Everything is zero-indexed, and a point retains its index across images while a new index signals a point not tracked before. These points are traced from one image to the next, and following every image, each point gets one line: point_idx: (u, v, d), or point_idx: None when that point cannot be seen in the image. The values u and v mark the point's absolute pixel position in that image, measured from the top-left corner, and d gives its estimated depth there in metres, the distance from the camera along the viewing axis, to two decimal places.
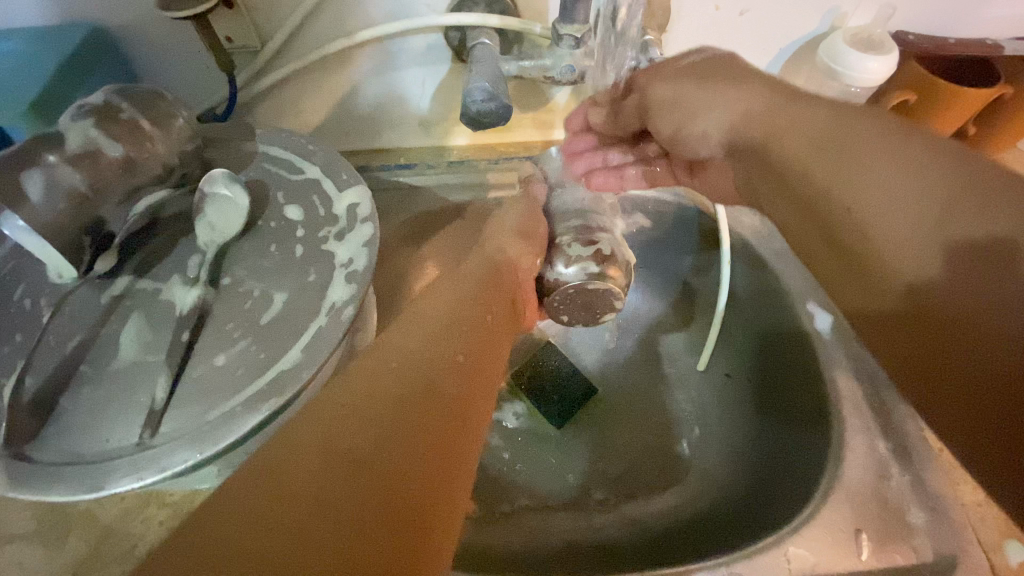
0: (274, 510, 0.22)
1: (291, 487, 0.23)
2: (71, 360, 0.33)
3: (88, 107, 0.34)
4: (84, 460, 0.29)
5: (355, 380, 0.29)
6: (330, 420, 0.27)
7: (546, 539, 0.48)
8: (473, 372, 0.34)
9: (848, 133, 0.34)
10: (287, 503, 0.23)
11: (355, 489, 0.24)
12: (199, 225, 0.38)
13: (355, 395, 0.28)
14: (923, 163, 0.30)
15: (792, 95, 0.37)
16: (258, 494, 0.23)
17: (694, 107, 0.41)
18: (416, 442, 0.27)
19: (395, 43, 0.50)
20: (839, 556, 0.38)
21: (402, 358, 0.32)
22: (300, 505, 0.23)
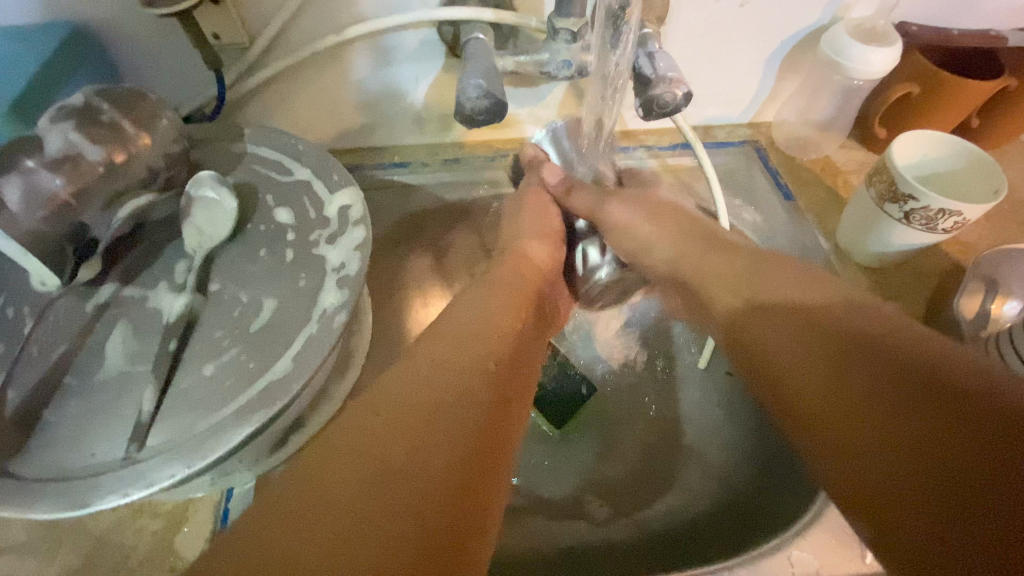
0: (309, 518, 0.23)
1: (324, 497, 0.24)
2: (57, 371, 0.32)
3: (68, 108, 0.33)
4: (70, 475, 0.29)
5: (385, 395, 0.29)
6: (361, 433, 0.27)
7: (547, 542, 0.48)
8: (505, 385, 0.33)
9: (760, 276, 0.40)
10: (322, 510, 0.24)
11: (383, 504, 0.24)
12: (186, 229, 0.37)
13: (387, 410, 0.28)
14: (822, 291, 0.36)
15: (707, 244, 0.45)
16: (296, 497, 0.24)
17: (641, 236, 0.48)
18: (448, 455, 0.27)
19: (387, 39, 0.49)
20: (842, 560, 0.38)
21: (431, 371, 0.31)
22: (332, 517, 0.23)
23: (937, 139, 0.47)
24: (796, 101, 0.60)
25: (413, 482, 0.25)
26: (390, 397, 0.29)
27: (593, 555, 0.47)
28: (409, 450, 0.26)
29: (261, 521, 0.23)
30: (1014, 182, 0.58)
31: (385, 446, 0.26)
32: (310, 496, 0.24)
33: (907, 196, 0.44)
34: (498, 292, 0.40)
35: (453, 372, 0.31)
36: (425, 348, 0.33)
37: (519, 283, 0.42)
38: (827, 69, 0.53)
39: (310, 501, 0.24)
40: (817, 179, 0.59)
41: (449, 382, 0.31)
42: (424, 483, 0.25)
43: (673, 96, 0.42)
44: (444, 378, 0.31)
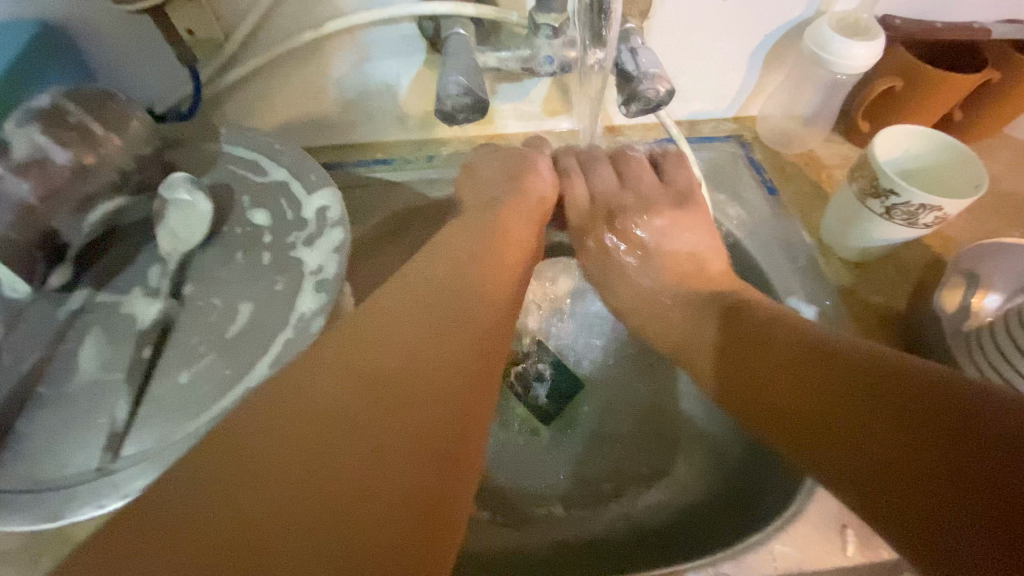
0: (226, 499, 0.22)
1: (260, 487, 0.23)
2: (29, 379, 0.32)
3: (34, 110, 0.32)
4: (43, 487, 0.28)
5: (313, 371, 0.27)
6: (282, 415, 0.25)
7: (539, 539, 0.48)
8: (474, 355, 0.31)
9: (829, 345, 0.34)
10: (259, 510, 0.22)
11: (330, 492, 0.23)
12: (160, 233, 0.36)
13: (325, 389, 0.26)
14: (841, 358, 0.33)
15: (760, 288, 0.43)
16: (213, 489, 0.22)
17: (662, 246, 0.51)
18: (395, 441, 0.25)
19: (367, 34, 0.48)
20: (824, 553, 0.39)
21: (389, 347, 0.29)
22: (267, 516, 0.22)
23: (917, 135, 0.47)
24: (781, 95, 0.59)
25: (363, 477, 0.24)
26: (338, 379, 0.27)
27: (577, 550, 0.47)
28: (354, 439, 0.25)
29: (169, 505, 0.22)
30: (996, 175, 0.58)
31: (324, 430, 0.25)
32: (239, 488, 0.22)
33: (888, 192, 0.44)
34: (456, 259, 0.37)
35: (417, 351, 0.29)
36: (387, 304, 0.32)
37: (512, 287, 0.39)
38: (812, 63, 0.53)
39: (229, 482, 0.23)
40: (801, 173, 0.59)
41: (410, 361, 0.29)
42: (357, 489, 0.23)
43: (656, 92, 0.42)
44: (403, 363, 0.28)
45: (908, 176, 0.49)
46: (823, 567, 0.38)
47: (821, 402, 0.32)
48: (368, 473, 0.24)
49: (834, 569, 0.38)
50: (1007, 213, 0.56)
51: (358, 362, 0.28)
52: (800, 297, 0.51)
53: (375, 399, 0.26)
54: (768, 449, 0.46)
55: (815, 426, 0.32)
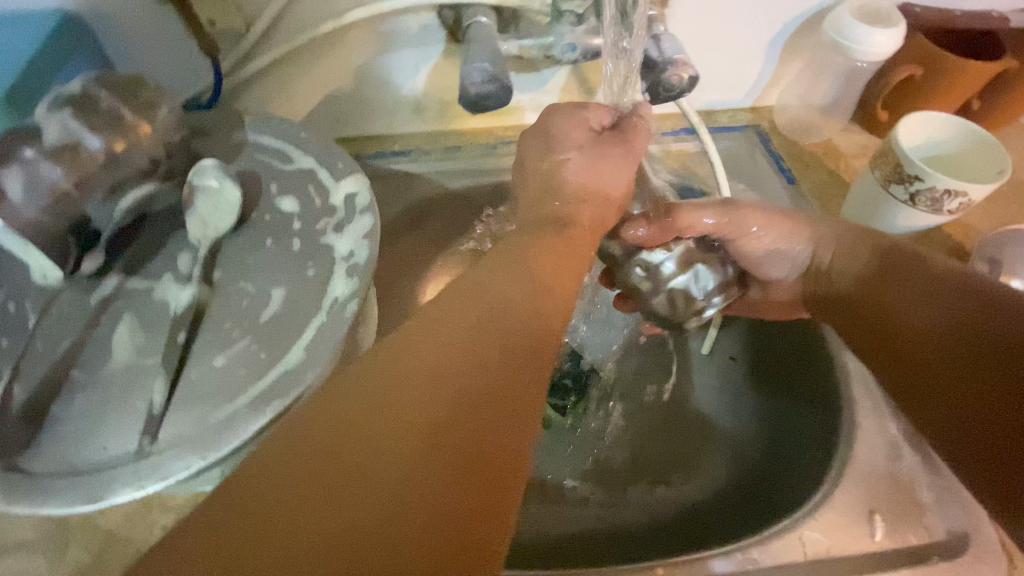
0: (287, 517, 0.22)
1: (323, 506, 0.22)
2: (63, 365, 0.32)
3: (66, 96, 0.33)
4: (85, 470, 0.28)
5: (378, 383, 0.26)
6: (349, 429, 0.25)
7: (561, 528, 0.48)
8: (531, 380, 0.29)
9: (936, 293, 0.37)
10: (300, 522, 0.22)
11: (367, 510, 0.22)
12: (189, 219, 0.36)
13: (390, 402, 0.26)
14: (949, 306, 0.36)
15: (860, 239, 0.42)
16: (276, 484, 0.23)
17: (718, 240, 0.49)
18: (451, 464, 0.24)
19: (388, 24, 0.48)
20: (854, 539, 0.38)
21: (449, 358, 0.28)
22: (309, 526, 0.22)
23: (942, 121, 0.47)
24: (799, 85, 0.59)
25: (401, 495, 0.23)
26: (400, 391, 0.26)
27: (600, 539, 0.47)
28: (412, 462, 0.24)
29: (237, 502, 0.22)
30: (1014, 165, 0.58)
31: (387, 448, 0.24)
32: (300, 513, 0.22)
33: (913, 178, 0.44)
34: (525, 257, 0.35)
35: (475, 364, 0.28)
36: (445, 309, 0.31)
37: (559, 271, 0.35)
38: (831, 52, 0.53)
39: (292, 495, 0.23)
40: (820, 163, 0.59)
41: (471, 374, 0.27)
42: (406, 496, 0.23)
43: (680, 79, 0.42)
44: (454, 364, 0.28)
45: (932, 163, 0.49)
46: (853, 553, 0.38)
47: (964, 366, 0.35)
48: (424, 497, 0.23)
49: (864, 555, 0.38)
50: None
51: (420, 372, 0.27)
52: None
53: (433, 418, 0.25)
54: (799, 445, 0.47)
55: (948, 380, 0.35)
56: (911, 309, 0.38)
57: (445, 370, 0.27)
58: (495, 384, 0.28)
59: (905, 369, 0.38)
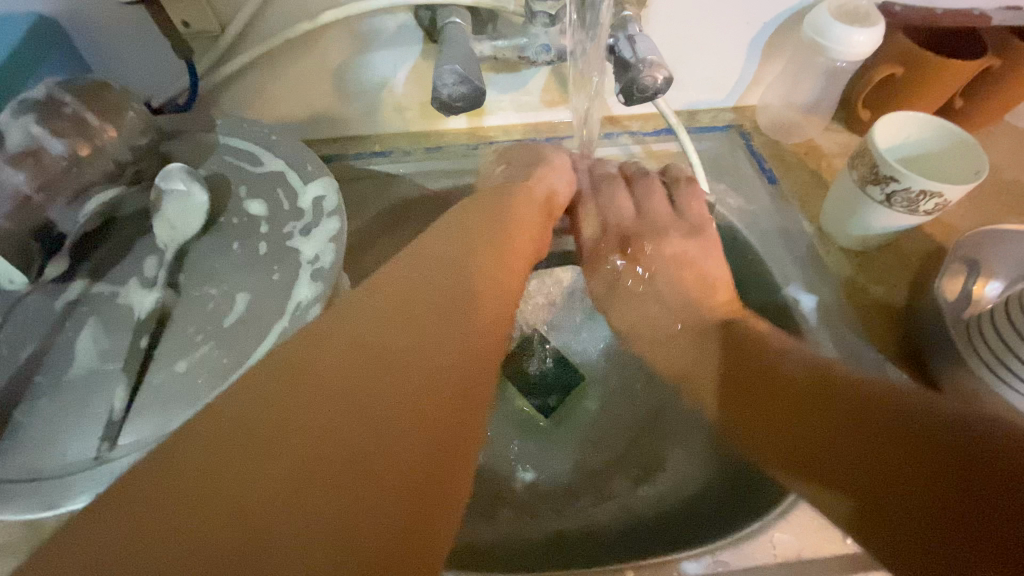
0: (226, 463, 0.22)
1: (262, 455, 0.23)
2: (26, 370, 0.32)
3: (30, 101, 0.33)
4: (42, 476, 0.28)
5: (324, 345, 0.27)
6: (294, 384, 0.25)
7: (537, 532, 0.47)
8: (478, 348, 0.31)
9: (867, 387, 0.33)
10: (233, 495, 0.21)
11: (305, 487, 0.22)
12: (157, 224, 0.36)
13: (335, 362, 0.27)
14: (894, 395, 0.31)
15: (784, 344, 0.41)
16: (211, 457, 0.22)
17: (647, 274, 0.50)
18: (398, 425, 0.25)
19: (363, 24, 0.48)
20: (825, 539, 0.39)
21: (397, 327, 0.29)
22: (241, 500, 0.21)
23: (921, 122, 0.47)
24: (780, 84, 0.59)
25: (343, 472, 0.23)
26: (346, 353, 0.27)
27: (573, 537, 0.46)
28: (358, 416, 0.25)
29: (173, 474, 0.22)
30: (997, 165, 0.58)
31: (329, 403, 0.25)
32: (238, 463, 0.22)
33: (888, 178, 0.44)
34: (476, 249, 0.37)
35: (422, 335, 0.29)
36: (392, 284, 0.32)
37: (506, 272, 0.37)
38: (811, 51, 0.53)
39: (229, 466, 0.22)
40: (801, 162, 0.59)
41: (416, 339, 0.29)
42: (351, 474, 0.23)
43: (653, 80, 0.41)
44: (409, 351, 0.28)
45: (909, 163, 0.49)
46: (823, 555, 0.38)
47: (889, 448, 0.29)
48: (366, 447, 0.24)
49: (835, 557, 0.38)
50: (1007, 201, 0.55)
51: (365, 338, 0.28)
52: (798, 286, 0.51)
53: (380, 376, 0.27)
54: None
55: (896, 477, 0.28)
56: (910, 405, 0.30)
57: (391, 338, 0.29)
58: (448, 353, 0.29)
59: (852, 486, 0.30)
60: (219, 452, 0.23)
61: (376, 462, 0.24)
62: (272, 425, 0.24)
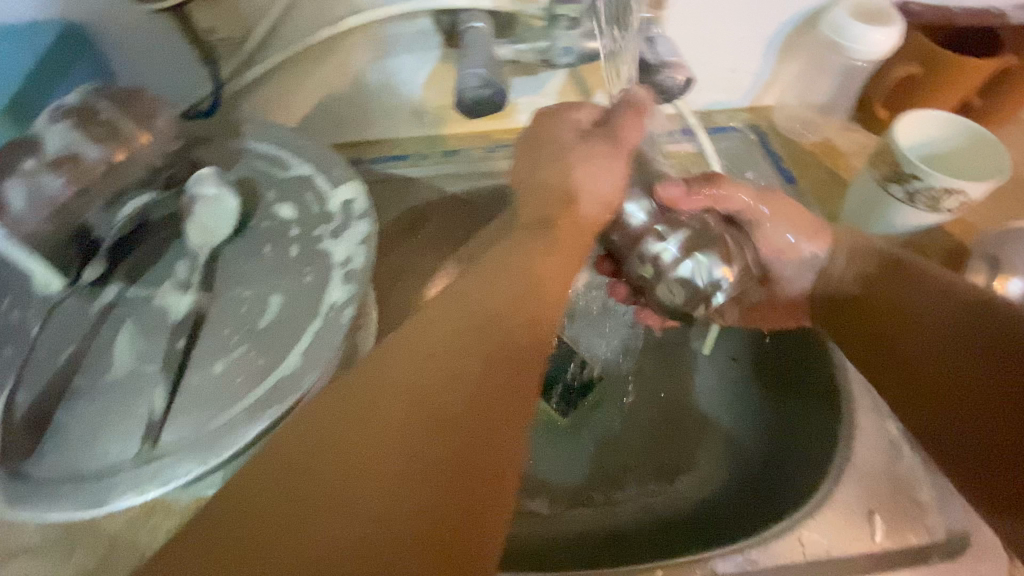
0: (282, 519, 0.23)
1: (316, 518, 0.23)
2: (65, 372, 0.32)
3: (66, 108, 0.33)
4: (84, 475, 0.29)
5: (374, 377, 0.27)
6: (341, 432, 0.25)
7: (563, 532, 0.47)
8: (525, 394, 0.30)
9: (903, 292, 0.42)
10: (297, 529, 0.22)
11: (368, 519, 0.23)
12: (189, 227, 0.36)
13: (385, 414, 0.26)
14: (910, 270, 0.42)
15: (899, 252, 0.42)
16: (272, 492, 0.23)
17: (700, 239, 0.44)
18: (449, 452, 0.25)
19: (385, 30, 0.48)
20: (855, 539, 0.38)
21: (441, 366, 0.28)
22: (303, 534, 0.22)
23: (940, 120, 0.47)
24: (796, 84, 0.59)
25: (400, 503, 0.24)
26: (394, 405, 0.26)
27: (600, 539, 0.46)
28: (406, 467, 0.24)
29: (246, 501, 0.23)
30: (1016, 162, 0.58)
31: (373, 472, 0.24)
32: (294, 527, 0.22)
33: (910, 176, 0.44)
34: (526, 255, 0.36)
35: (465, 350, 0.29)
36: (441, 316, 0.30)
37: (553, 277, 0.36)
38: (828, 51, 0.53)
39: (294, 500, 0.23)
40: (819, 162, 0.59)
41: (465, 386, 0.28)
42: (410, 507, 0.24)
43: (674, 80, 0.43)
44: (453, 369, 0.28)
45: (929, 161, 0.49)
46: (852, 553, 0.38)
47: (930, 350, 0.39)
48: (417, 504, 0.24)
49: (864, 555, 0.38)
50: None
51: (408, 371, 0.27)
52: None
53: (429, 431, 0.26)
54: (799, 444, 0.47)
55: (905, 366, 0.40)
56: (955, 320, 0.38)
57: (433, 379, 0.27)
58: (494, 366, 0.29)
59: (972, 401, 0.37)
60: (266, 499, 0.23)
61: (424, 518, 0.24)
62: (325, 483, 0.24)
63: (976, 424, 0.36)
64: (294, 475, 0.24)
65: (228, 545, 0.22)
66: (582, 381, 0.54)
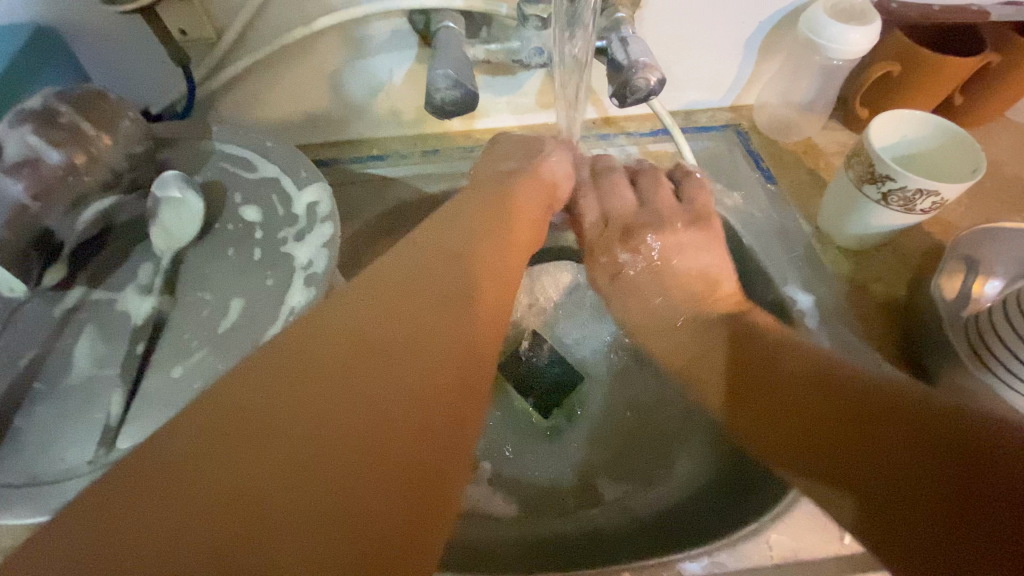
0: (186, 492, 0.20)
1: (253, 488, 0.21)
2: (25, 376, 0.32)
3: (27, 111, 0.33)
4: (40, 481, 0.29)
5: (325, 342, 0.26)
6: (281, 394, 0.24)
7: (533, 534, 0.46)
8: (477, 375, 0.28)
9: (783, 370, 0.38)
10: (218, 489, 0.21)
11: (299, 485, 0.21)
12: (153, 231, 0.36)
13: (329, 380, 0.24)
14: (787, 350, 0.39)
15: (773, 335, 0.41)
16: (199, 450, 0.22)
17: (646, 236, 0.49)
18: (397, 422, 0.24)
19: (358, 30, 0.48)
20: (822, 542, 0.38)
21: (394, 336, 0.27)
22: (223, 497, 0.20)
23: (917, 120, 0.46)
24: (778, 83, 0.59)
25: (337, 469, 0.22)
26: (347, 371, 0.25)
27: (573, 539, 0.45)
28: (347, 433, 0.23)
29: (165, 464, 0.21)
30: (998, 161, 0.57)
31: (310, 437, 0.23)
32: (233, 509, 0.20)
33: (884, 177, 0.44)
34: (484, 252, 0.35)
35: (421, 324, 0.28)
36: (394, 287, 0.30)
37: (511, 272, 0.35)
38: (808, 50, 0.53)
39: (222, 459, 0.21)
40: (799, 161, 0.58)
41: (418, 357, 0.27)
42: (348, 474, 0.22)
43: (646, 81, 0.41)
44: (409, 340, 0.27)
45: (906, 161, 0.48)
46: (819, 556, 0.38)
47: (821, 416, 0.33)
48: (354, 474, 0.22)
49: (831, 558, 0.38)
50: (1010, 199, 0.55)
51: (361, 338, 0.26)
52: (796, 284, 0.50)
53: (366, 402, 0.24)
54: None
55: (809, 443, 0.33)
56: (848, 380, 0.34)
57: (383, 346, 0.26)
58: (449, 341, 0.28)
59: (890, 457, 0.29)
60: (193, 457, 0.21)
61: (359, 490, 0.22)
62: (263, 453, 0.22)
63: (908, 485, 0.28)
64: (223, 434, 0.22)
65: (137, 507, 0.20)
66: (561, 380, 0.54)
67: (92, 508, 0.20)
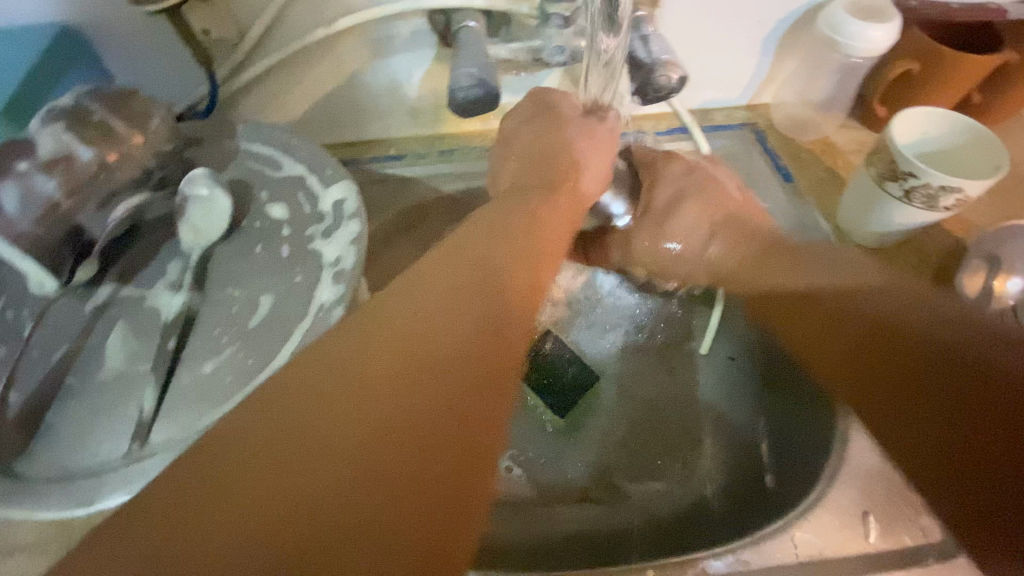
0: (238, 489, 0.20)
1: (305, 482, 0.21)
2: (57, 371, 0.33)
3: (58, 109, 0.33)
4: (76, 474, 0.29)
5: (366, 337, 0.26)
6: (327, 389, 0.23)
7: (557, 533, 0.47)
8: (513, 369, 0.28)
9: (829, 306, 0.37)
10: (269, 485, 0.21)
11: (346, 481, 0.21)
12: (182, 228, 0.37)
13: (373, 374, 0.24)
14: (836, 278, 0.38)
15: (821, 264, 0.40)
16: (249, 445, 0.21)
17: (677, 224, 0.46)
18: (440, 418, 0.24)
19: (378, 30, 0.48)
20: (848, 540, 0.38)
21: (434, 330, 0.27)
22: (275, 493, 0.20)
23: (938, 117, 0.46)
24: (795, 81, 0.59)
25: (383, 464, 0.22)
26: (385, 374, 0.24)
27: (595, 536, 0.47)
28: (393, 428, 0.23)
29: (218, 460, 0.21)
30: (1017, 159, 0.57)
31: (358, 433, 0.22)
32: (285, 507, 0.20)
33: (906, 174, 0.44)
34: (512, 235, 0.34)
35: (459, 317, 0.28)
36: (429, 286, 0.29)
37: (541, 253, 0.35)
38: (826, 48, 0.52)
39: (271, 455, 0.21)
40: (817, 160, 0.58)
41: (458, 350, 0.26)
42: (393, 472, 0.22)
43: (669, 79, 0.42)
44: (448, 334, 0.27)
45: (928, 159, 0.48)
46: (846, 555, 0.38)
47: None
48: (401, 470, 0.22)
49: (858, 557, 0.38)
50: None
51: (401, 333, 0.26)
52: None
53: (409, 397, 0.24)
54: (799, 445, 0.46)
55: None
56: None
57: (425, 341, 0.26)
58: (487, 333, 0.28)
59: None
60: (244, 453, 0.21)
61: (406, 487, 0.22)
62: (311, 449, 0.22)
63: None
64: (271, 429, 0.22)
65: (191, 504, 0.20)
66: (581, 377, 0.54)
67: (149, 505, 0.20)
